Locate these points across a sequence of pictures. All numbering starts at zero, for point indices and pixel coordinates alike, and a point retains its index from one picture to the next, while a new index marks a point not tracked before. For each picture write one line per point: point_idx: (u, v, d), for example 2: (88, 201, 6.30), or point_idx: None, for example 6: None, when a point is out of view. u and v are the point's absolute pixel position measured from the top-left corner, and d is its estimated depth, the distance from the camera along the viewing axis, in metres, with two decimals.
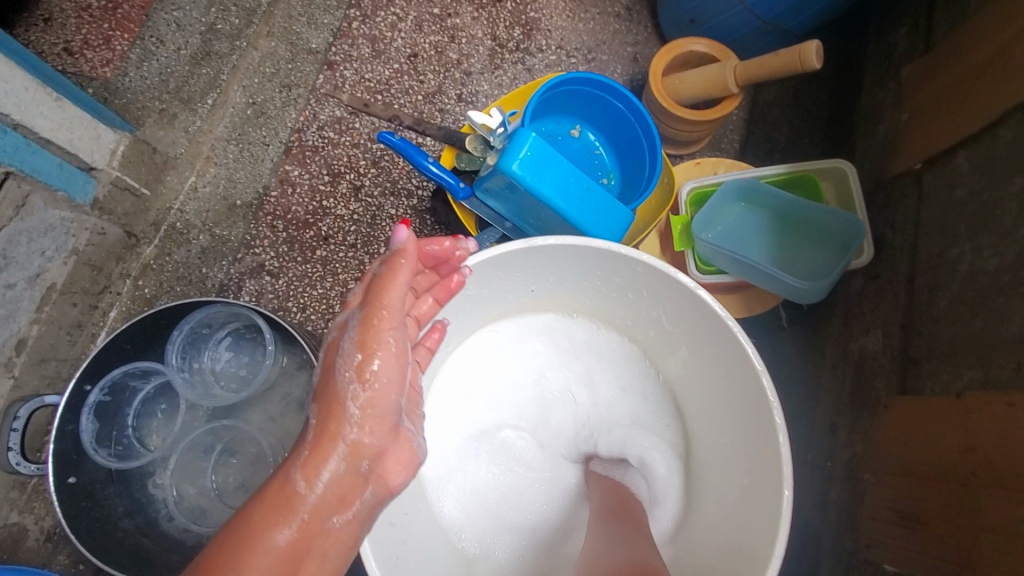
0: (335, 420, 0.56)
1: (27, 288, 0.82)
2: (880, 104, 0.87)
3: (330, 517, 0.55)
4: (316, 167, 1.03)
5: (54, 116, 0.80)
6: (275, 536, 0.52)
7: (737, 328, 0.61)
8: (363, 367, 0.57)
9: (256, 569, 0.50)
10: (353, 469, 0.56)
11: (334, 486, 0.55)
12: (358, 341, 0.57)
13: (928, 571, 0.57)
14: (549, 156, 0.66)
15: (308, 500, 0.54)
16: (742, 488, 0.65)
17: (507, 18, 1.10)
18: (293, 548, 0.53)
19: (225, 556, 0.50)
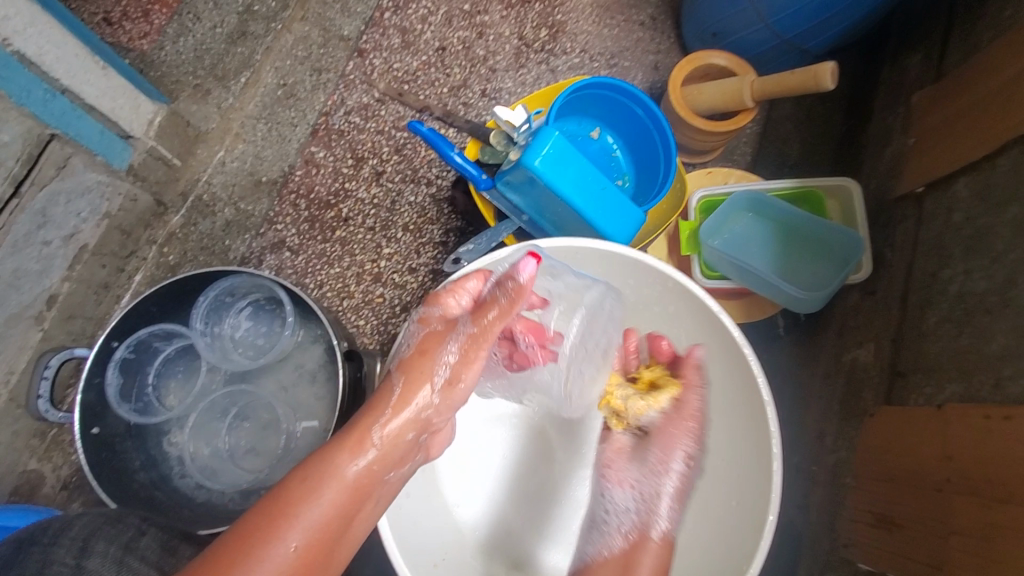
0: (415, 390, 0.58)
1: (62, 247, 0.86)
2: (889, 127, 0.90)
3: (388, 469, 0.55)
4: (340, 150, 1.07)
5: (100, 83, 0.83)
6: (348, 469, 0.52)
7: (748, 351, 0.62)
8: (464, 363, 0.60)
9: (327, 500, 0.50)
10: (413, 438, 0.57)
11: (394, 445, 0.55)
12: (471, 337, 0.61)
13: (899, 570, 0.61)
14: (569, 156, 0.69)
15: (378, 447, 0.54)
16: (729, 509, 0.65)
17: (534, 19, 1.14)
18: (361, 488, 0.52)
19: (302, 478, 0.50)
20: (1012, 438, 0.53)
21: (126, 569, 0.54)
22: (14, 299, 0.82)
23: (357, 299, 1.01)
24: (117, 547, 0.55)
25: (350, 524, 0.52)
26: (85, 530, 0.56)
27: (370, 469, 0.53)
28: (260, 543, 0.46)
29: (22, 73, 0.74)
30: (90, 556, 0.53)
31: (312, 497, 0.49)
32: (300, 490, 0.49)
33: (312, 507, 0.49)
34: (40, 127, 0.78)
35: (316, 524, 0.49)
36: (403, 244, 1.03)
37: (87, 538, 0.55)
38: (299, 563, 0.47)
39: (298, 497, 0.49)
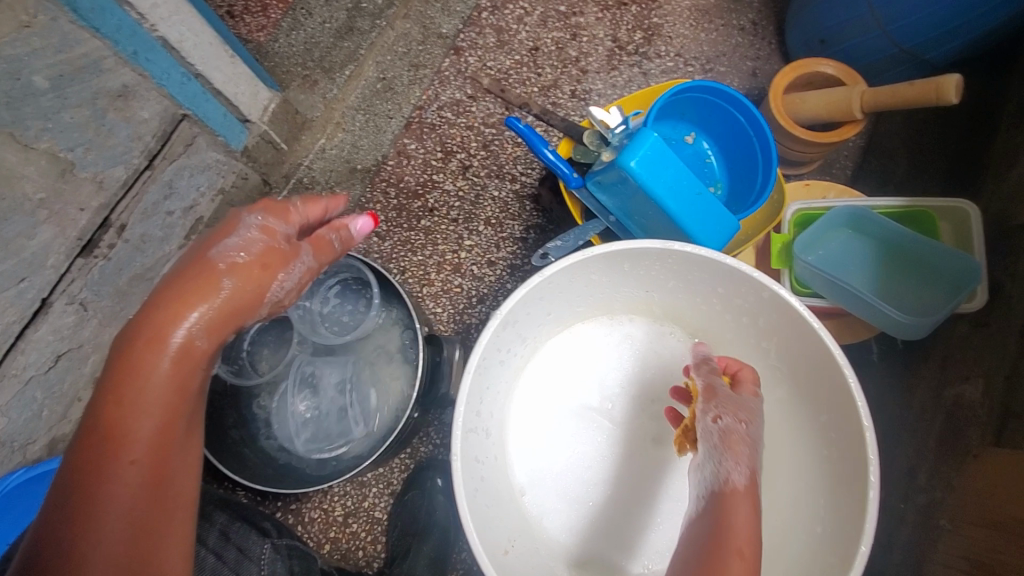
0: (203, 274, 0.51)
1: (182, 218, 0.94)
2: (1018, 147, 0.83)
3: (181, 374, 0.49)
4: (431, 143, 1.11)
5: (227, 70, 0.90)
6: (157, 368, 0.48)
7: (850, 374, 0.57)
8: (262, 273, 0.53)
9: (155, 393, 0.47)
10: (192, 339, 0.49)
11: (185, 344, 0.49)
12: (288, 255, 0.55)
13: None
14: (666, 159, 0.69)
15: (181, 343, 0.49)
16: (811, 537, 0.61)
17: (630, 22, 1.13)
18: (194, 385, 0.50)
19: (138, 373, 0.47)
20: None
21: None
22: (139, 260, 0.90)
23: (436, 287, 1.05)
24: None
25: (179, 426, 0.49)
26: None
27: (190, 347, 0.49)
28: (92, 487, 0.44)
29: (164, 57, 0.81)
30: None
31: (129, 424, 0.46)
32: (114, 419, 0.46)
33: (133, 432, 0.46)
34: (175, 106, 0.86)
35: (146, 452, 0.47)
36: (484, 237, 1.06)
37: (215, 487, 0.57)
38: (150, 466, 0.47)
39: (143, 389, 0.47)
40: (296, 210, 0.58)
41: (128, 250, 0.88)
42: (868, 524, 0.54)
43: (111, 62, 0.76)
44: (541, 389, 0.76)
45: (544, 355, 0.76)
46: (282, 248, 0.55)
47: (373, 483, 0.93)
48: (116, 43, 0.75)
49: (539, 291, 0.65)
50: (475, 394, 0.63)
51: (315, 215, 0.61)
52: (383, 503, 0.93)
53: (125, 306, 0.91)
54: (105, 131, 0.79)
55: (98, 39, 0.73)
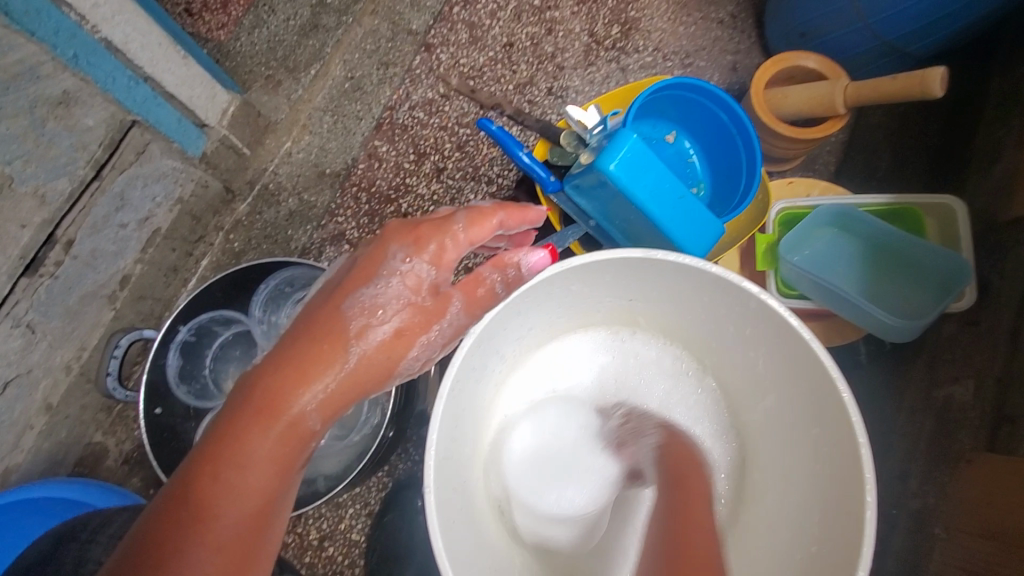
0: (329, 341, 0.51)
1: (137, 230, 0.88)
2: (1002, 141, 0.81)
3: (305, 435, 0.50)
4: (403, 145, 1.07)
5: (180, 72, 0.84)
6: (262, 431, 0.48)
7: (843, 389, 0.54)
8: (397, 342, 0.53)
9: (262, 451, 0.48)
10: (322, 404, 0.50)
11: (318, 407, 0.50)
12: (430, 312, 0.54)
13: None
14: (647, 161, 0.66)
15: (293, 411, 0.49)
16: (806, 557, 0.59)
17: (607, 16, 1.10)
18: (296, 465, 0.50)
19: (242, 421, 0.48)
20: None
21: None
22: (90, 277, 0.84)
23: None
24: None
25: (285, 490, 0.49)
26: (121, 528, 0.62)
27: (302, 420, 0.49)
28: (183, 550, 0.44)
29: (109, 60, 0.74)
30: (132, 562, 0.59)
31: (222, 498, 0.46)
32: (214, 490, 0.46)
33: (224, 509, 0.46)
34: (123, 113, 0.79)
35: (242, 520, 0.46)
36: None
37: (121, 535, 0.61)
38: (247, 520, 0.47)
39: (250, 435, 0.48)
40: (462, 234, 0.55)
41: (77, 266, 0.82)
42: (866, 547, 0.52)
43: (49, 68, 0.69)
44: (522, 401, 0.72)
45: (524, 368, 0.73)
46: (429, 301, 0.54)
47: (349, 504, 0.89)
48: (53, 47, 0.69)
49: (518, 306, 0.61)
50: (448, 418, 0.59)
51: (478, 240, 0.56)
52: (360, 524, 0.88)
53: (77, 326, 0.85)
54: (46, 142, 0.73)
55: (34, 44, 0.67)
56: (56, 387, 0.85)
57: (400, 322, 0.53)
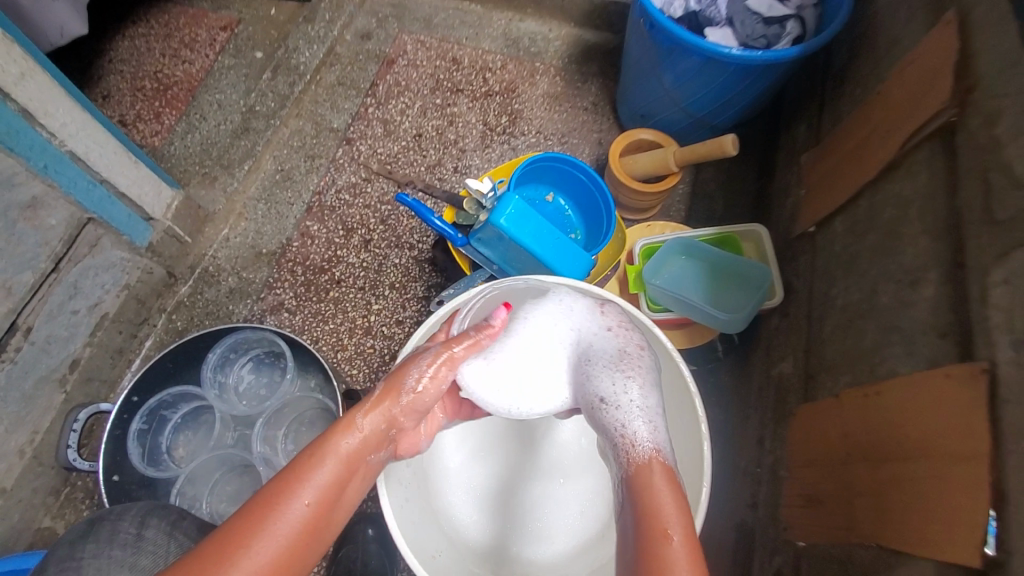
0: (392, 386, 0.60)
1: (87, 315, 0.97)
2: (788, 182, 1.11)
3: (365, 456, 0.56)
4: (332, 223, 1.22)
5: (132, 175, 0.97)
6: (339, 446, 0.55)
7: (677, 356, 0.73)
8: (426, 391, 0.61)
9: (326, 467, 0.53)
10: (380, 431, 0.58)
11: (370, 435, 0.57)
12: (441, 358, 0.63)
13: (834, 542, 0.67)
14: (528, 214, 0.86)
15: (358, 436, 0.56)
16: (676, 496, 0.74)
17: (495, 108, 1.36)
18: (348, 491, 0.54)
19: (322, 440, 0.54)
20: (887, 402, 0.63)
21: (175, 539, 0.65)
22: (44, 362, 0.91)
23: (350, 351, 1.12)
24: (167, 522, 0.66)
25: (339, 502, 0.53)
26: (142, 509, 0.66)
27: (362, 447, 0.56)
28: (253, 537, 0.47)
29: (72, 168, 0.86)
30: (147, 528, 0.64)
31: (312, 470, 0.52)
32: (303, 462, 0.53)
33: (314, 480, 0.52)
34: (80, 212, 0.90)
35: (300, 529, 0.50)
36: (391, 300, 1.16)
37: (145, 515, 0.66)
38: (304, 526, 0.50)
39: (321, 452, 0.54)
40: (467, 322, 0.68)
41: (33, 352, 0.89)
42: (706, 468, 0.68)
43: (23, 177, 0.81)
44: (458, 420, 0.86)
45: None
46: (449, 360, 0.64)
47: None
48: (27, 160, 0.81)
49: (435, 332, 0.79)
50: None
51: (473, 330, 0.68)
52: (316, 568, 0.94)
53: (29, 411, 0.90)
54: (15, 240, 0.83)
55: (11, 158, 0.79)
56: (9, 471, 0.89)
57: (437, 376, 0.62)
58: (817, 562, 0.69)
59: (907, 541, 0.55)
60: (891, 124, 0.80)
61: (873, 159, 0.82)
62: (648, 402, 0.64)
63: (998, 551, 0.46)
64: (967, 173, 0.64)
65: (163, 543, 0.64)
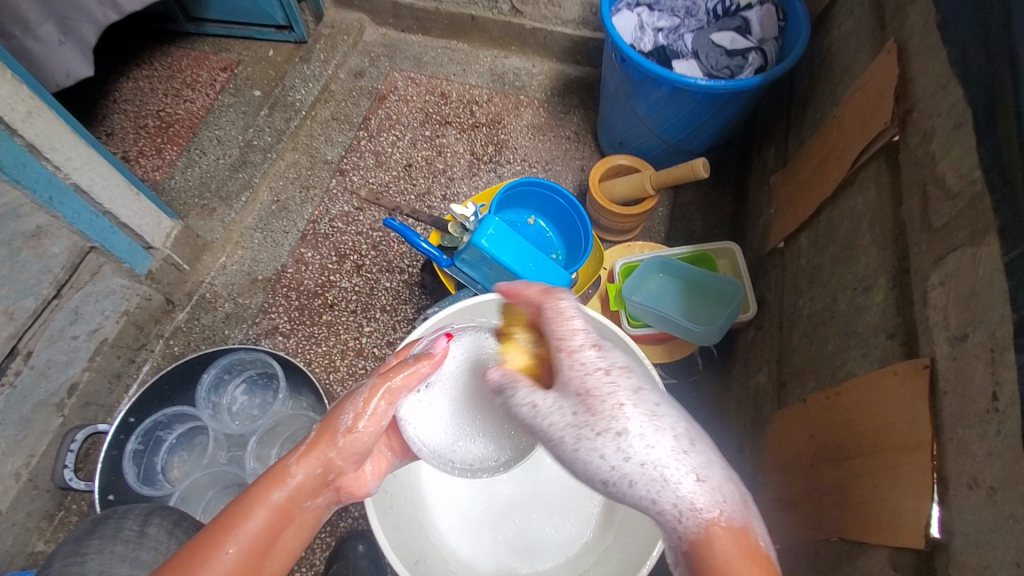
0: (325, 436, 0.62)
1: (86, 340, 1.01)
2: (760, 202, 1.16)
3: (303, 502, 0.60)
4: (326, 250, 1.27)
5: (133, 206, 1.03)
6: (271, 496, 0.58)
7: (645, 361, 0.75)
8: (355, 436, 0.63)
9: (255, 517, 0.56)
10: (317, 479, 0.61)
11: (306, 483, 0.60)
12: (376, 391, 0.63)
13: (804, 540, 0.69)
14: (508, 235, 0.91)
15: (290, 485, 0.59)
16: None
17: (482, 139, 1.43)
18: (281, 537, 0.58)
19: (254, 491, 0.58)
20: (848, 401, 0.66)
21: (175, 537, 0.69)
22: (43, 386, 0.94)
23: (342, 372, 1.15)
24: (168, 522, 0.70)
25: (272, 546, 0.57)
26: (145, 509, 0.70)
27: (292, 497, 0.59)
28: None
29: (76, 200, 0.92)
30: (150, 525, 0.69)
31: (240, 519, 0.56)
32: (239, 509, 0.57)
33: (245, 527, 0.56)
34: (83, 241, 0.97)
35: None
36: (382, 322, 1.20)
37: (148, 514, 0.70)
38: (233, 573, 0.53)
39: (249, 503, 0.57)
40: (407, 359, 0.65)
41: (33, 376, 0.92)
42: None
43: (28, 208, 0.87)
44: None
45: None
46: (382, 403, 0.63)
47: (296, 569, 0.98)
48: (33, 192, 0.87)
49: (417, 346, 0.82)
50: None
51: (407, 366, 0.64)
52: None
53: (28, 434, 0.93)
54: (20, 268, 0.88)
55: (17, 190, 0.85)
56: (4, 494, 0.90)
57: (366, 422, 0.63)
58: (790, 563, 0.71)
59: (866, 531, 0.57)
60: (845, 145, 0.86)
61: (831, 178, 0.87)
62: (691, 453, 0.51)
63: (942, 533, 0.49)
64: (910, 187, 0.69)
65: (164, 539, 0.68)
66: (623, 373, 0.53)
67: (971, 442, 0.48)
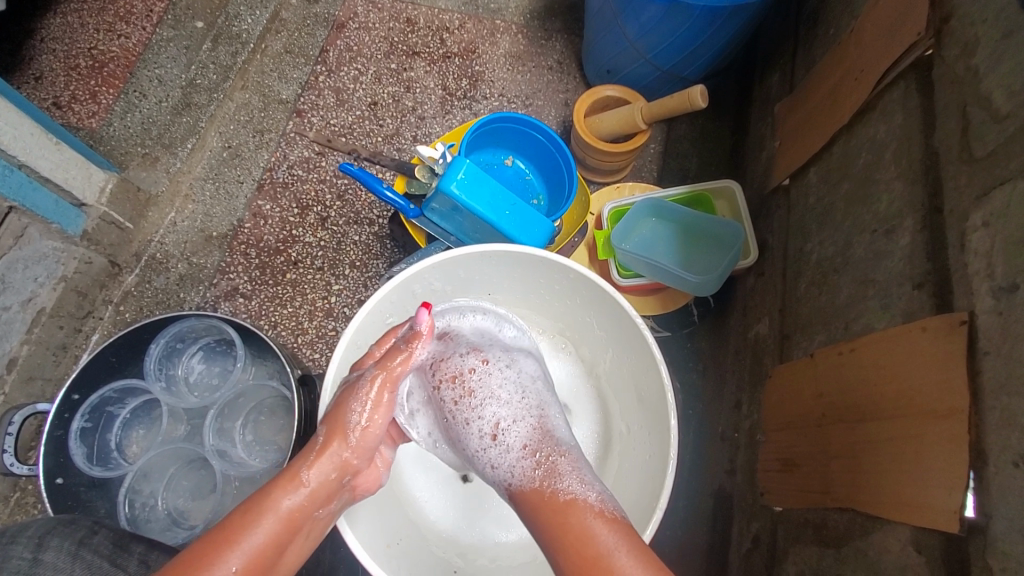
0: (336, 434, 0.61)
1: (20, 311, 0.91)
2: (762, 135, 1.05)
3: (315, 509, 0.58)
4: (286, 201, 1.15)
5: (53, 157, 0.91)
6: (280, 503, 0.56)
7: (642, 325, 0.70)
8: (368, 433, 0.63)
9: (261, 527, 0.54)
10: (336, 480, 0.60)
11: (321, 485, 0.59)
12: (379, 382, 0.63)
13: (808, 506, 0.64)
14: (481, 179, 0.80)
15: (304, 489, 0.57)
16: (644, 469, 0.71)
17: (455, 71, 1.28)
18: (290, 548, 0.56)
19: (259, 499, 0.56)
20: (865, 359, 0.59)
21: (80, 561, 0.56)
22: None
23: (311, 334, 1.07)
24: (71, 543, 0.57)
25: (281, 556, 0.55)
26: (40, 528, 0.58)
27: (303, 506, 0.57)
28: None
29: None
30: (44, 550, 0.56)
31: (245, 533, 0.53)
32: (243, 521, 0.54)
33: (248, 541, 0.52)
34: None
35: None
36: (351, 280, 1.11)
37: (44, 535, 0.57)
38: None
39: (255, 514, 0.54)
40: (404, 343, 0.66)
41: None
42: (673, 437, 0.66)
43: None
44: None
45: None
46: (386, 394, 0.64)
47: None
48: None
49: (382, 309, 0.73)
50: None
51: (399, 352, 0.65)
52: None
53: None
54: None
55: None
56: None
57: (377, 416, 0.63)
58: (792, 528, 0.67)
59: (883, 507, 0.52)
60: (864, 64, 0.75)
61: (846, 103, 0.77)
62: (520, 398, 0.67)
63: (977, 514, 0.44)
64: (944, 109, 0.59)
65: (64, 567, 0.55)
66: (462, 377, 0.68)
67: (1019, 411, 0.43)
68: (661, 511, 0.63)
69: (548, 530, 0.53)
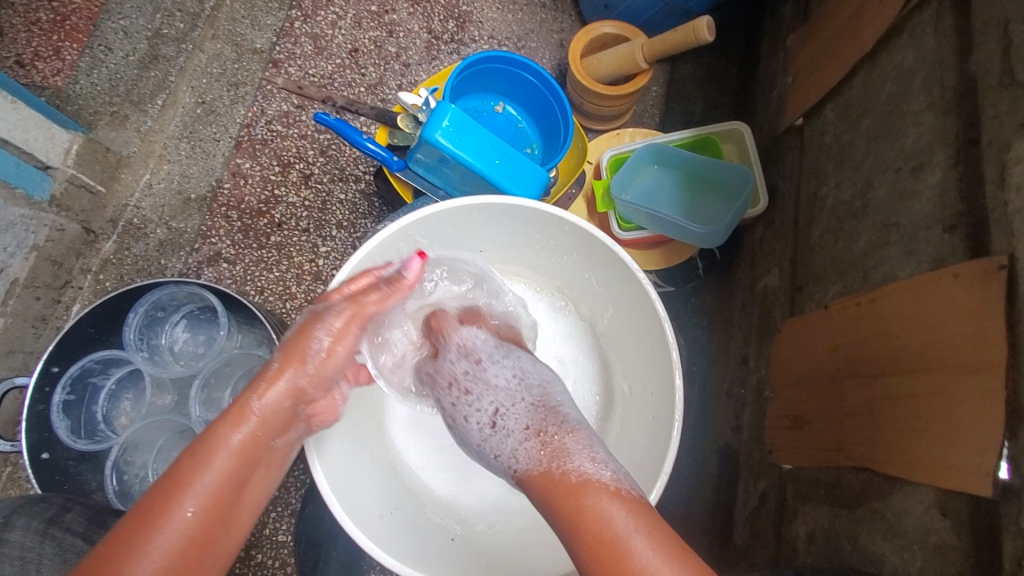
0: (290, 364, 0.59)
1: None
2: (773, 71, 0.97)
3: (273, 437, 0.56)
4: (266, 158, 1.09)
5: (10, 116, 0.86)
6: (231, 440, 0.54)
7: (645, 281, 0.65)
8: (325, 360, 0.60)
9: (212, 466, 0.52)
10: (293, 408, 0.58)
11: (274, 416, 0.57)
12: (347, 316, 0.61)
13: (819, 464, 0.60)
14: (468, 126, 0.74)
15: (255, 421, 0.56)
16: (647, 431, 0.67)
17: (441, 12, 1.18)
18: (249, 483, 0.54)
19: (208, 437, 0.53)
20: (888, 310, 0.54)
21: (50, 539, 0.57)
22: None
23: (300, 299, 1.03)
24: (38, 522, 0.58)
25: (241, 490, 0.53)
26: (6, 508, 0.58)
27: (254, 442, 0.55)
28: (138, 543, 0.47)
29: None
30: (9, 530, 0.56)
31: (195, 474, 0.51)
32: (189, 462, 0.51)
33: (200, 482, 0.51)
34: None
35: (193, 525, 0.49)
36: (339, 241, 1.06)
37: (10, 513, 0.57)
38: (196, 527, 0.49)
39: (200, 455, 0.52)
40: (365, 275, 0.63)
41: None
42: (678, 398, 0.62)
43: None
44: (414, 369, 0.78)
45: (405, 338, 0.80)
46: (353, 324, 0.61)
47: (271, 508, 0.91)
48: None
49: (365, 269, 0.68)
50: None
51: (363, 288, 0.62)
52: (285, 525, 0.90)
53: None
54: None
55: None
56: None
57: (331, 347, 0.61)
58: (803, 489, 0.64)
59: (906, 468, 0.49)
60: None
61: (869, 29, 0.69)
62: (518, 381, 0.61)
63: (1012, 476, 0.42)
64: (985, 26, 0.52)
65: (31, 546, 0.56)
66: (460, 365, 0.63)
67: None
68: (667, 474, 0.60)
69: (564, 518, 0.47)
